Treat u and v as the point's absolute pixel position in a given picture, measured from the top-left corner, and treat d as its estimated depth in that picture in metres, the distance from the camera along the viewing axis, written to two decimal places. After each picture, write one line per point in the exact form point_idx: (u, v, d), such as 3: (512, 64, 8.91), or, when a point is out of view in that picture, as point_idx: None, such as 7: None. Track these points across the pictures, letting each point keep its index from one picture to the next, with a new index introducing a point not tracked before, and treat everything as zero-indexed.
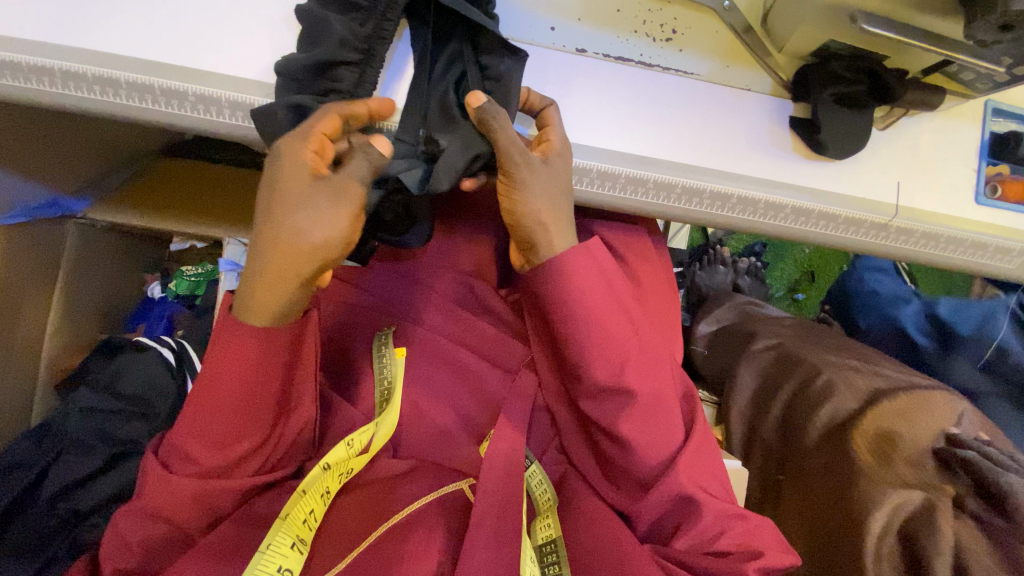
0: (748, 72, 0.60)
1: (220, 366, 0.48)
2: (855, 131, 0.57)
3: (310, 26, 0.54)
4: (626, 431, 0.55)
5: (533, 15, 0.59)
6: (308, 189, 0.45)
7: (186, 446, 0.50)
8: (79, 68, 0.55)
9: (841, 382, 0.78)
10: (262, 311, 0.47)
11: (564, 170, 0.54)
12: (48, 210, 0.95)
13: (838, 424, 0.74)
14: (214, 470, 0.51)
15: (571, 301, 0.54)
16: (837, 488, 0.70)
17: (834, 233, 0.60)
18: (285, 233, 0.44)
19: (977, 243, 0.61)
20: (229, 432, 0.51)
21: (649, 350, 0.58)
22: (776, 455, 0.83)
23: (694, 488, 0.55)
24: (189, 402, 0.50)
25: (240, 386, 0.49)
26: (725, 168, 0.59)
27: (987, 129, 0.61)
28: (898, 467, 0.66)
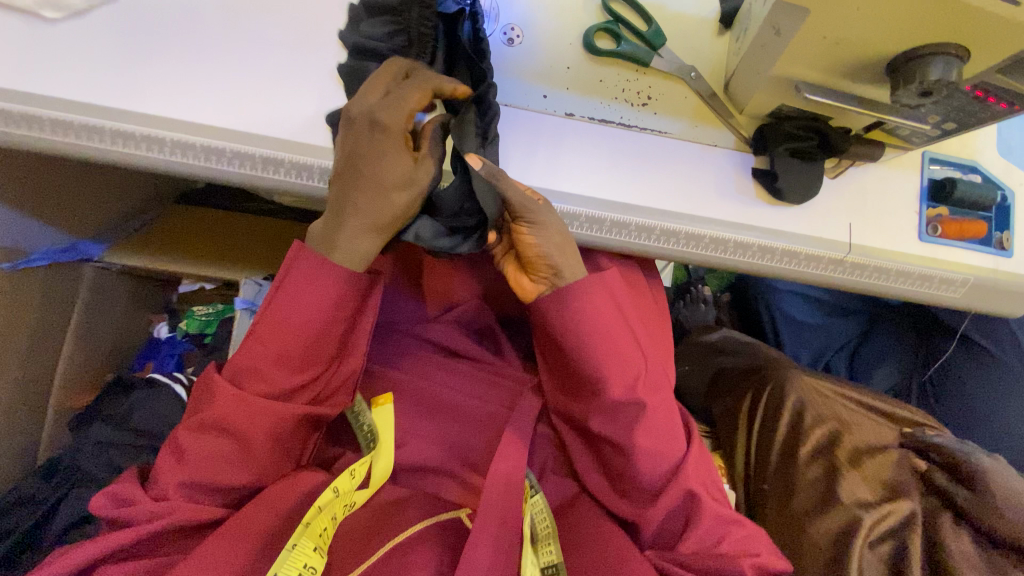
0: (713, 131, 0.70)
1: (306, 291, 0.60)
2: (806, 181, 0.68)
3: (353, 79, 0.64)
4: (641, 437, 0.63)
5: (527, 85, 0.68)
6: (399, 156, 0.58)
7: (262, 367, 0.60)
8: (129, 127, 0.61)
9: (808, 388, 0.88)
10: (355, 255, 0.60)
11: (558, 220, 0.63)
12: (67, 254, 1.00)
13: (821, 438, 0.81)
14: (279, 393, 0.61)
15: (584, 318, 0.64)
16: (825, 494, 0.75)
17: (797, 267, 0.70)
18: (378, 193, 0.58)
19: (923, 275, 0.71)
20: (302, 356, 0.61)
21: (652, 367, 0.66)
22: (756, 467, 0.87)
23: (697, 487, 0.62)
24: (270, 318, 0.60)
25: (324, 318, 0.61)
26: (697, 214, 0.68)
27: (925, 177, 0.73)
28: (873, 484, 0.75)
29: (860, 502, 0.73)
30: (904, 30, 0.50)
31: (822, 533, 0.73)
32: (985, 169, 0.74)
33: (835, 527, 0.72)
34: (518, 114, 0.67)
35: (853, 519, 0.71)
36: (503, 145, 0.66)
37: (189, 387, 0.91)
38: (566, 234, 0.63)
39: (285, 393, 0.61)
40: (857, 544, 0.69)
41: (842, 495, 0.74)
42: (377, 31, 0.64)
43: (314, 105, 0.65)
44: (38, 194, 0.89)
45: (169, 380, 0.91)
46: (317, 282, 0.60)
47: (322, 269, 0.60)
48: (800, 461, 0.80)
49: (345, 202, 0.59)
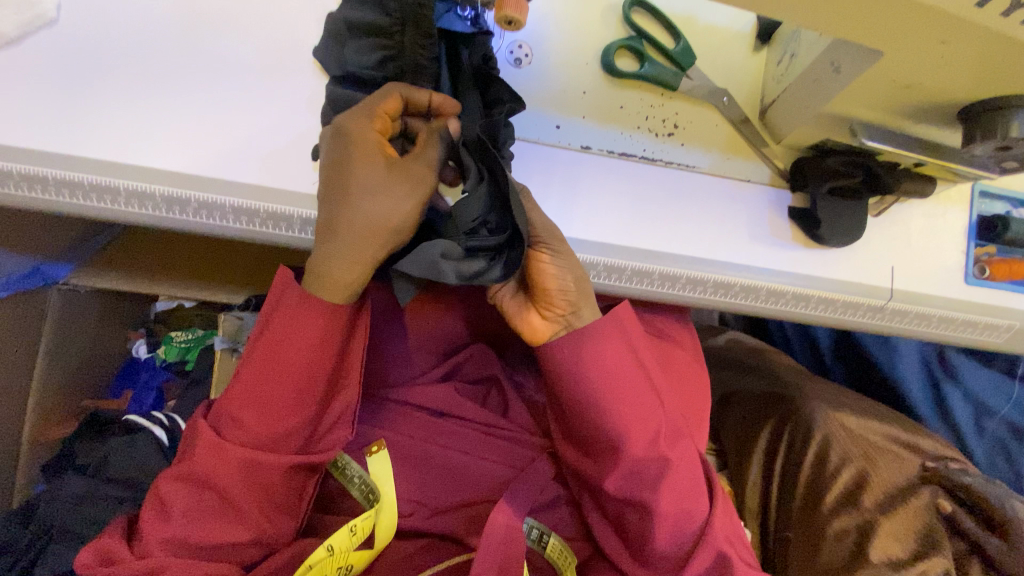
0: (748, 164, 0.62)
1: (286, 331, 0.50)
2: (850, 223, 0.61)
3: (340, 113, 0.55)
4: (663, 498, 0.56)
5: (539, 113, 0.59)
6: (369, 167, 0.47)
7: (241, 413, 0.52)
8: (78, 176, 0.52)
9: (831, 424, 0.80)
10: (342, 289, 0.50)
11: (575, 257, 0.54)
12: (29, 280, 0.89)
13: (848, 481, 0.74)
14: (262, 442, 0.52)
15: (599, 371, 0.54)
16: (853, 550, 0.68)
17: (832, 314, 0.64)
18: (356, 215, 0.47)
19: (967, 321, 0.65)
20: (285, 404, 0.52)
21: (673, 417, 0.59)
22: (783, 514, 0.80)
23: (729, 547, 0.57)
24: (250, 360, 0.52)
25: (306, 355, 0.51)
26: (728, 259, 0.61)
27: (975, 211, 0.66)
28: (905, 536, 0.66)
29: (892, 560, 0.65)
30: (985, 78, 0.43)
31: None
32: None
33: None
34: (527, 149, 0.58)
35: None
36: None
37: (171, 431, 0.87)
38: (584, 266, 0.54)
39: (268, 445, 0.52)
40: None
41: (872, 553, 0.66)
42: (361, 50, 0.54)
43: (296, 144, 0.56)
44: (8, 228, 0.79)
45: (148, 425, 0.86)
46: (299, 312, 0.50)
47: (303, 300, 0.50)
48: (827, 510, 0.73)
49: (329, 227, 0.48)
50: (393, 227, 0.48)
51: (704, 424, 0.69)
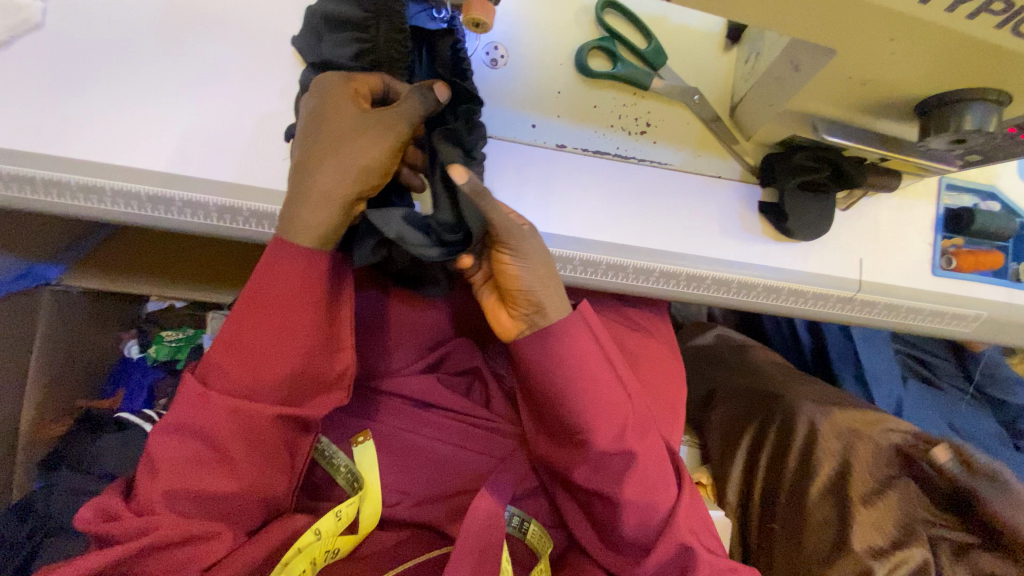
0: (719, 160, 0.64)
1: (276, 280, 0.51)
2: (817, 217, 0.62)
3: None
4: (628, 489, 0.57)
5: (515, 113, 0.61)
6: (346, 116, 0.50)
7: (228, 363, 0.51)
8: (64, 176, 0.54)
9: (819, 419, 0.77)
10: (315, 231, 0.50)
11: (544, 253, 0.55)
12: (22, 281, 0.91)
13: (833, 471, 0.72)
14: (248, 392, 0.51)
15: (566, 364, 0.56)
16: (836, 541, 0.67)
17: (803, 305, 0.65)
18: (331, 156, 0.49)
19: (935, 311, 0.67)
20: (269, 353, 0.51)
21: (641, 410, 0.60)
22: (766, 502, 0.81)
23: (692, 538, 0.57)
24: (237, 311, 0.51)
25: (292, 299, 0.51)
26: (700, 252, 0.62)
27: (941, 205, 0.69)
28: (887, 525, 0.65)
29: (874, 548, 0.64)
30: (935, 73, 0.45)
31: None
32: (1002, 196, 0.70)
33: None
34: (502, 147, 0.60)
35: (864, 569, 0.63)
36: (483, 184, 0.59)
37: None
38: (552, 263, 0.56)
39: (256, 397, 0.52)
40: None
41: (854, 542, 0.65)
42: (341, 53, 0.55)
43: (278, 145, 0.58)
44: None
45: (139, 421, 0.89)
46: (282, 258, 0.50)
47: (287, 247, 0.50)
48: (812, 500, 0.72)
49: (302, 175, 0.50)
50: (364, 167, 0.49)
51: (679, 417, 0.70)
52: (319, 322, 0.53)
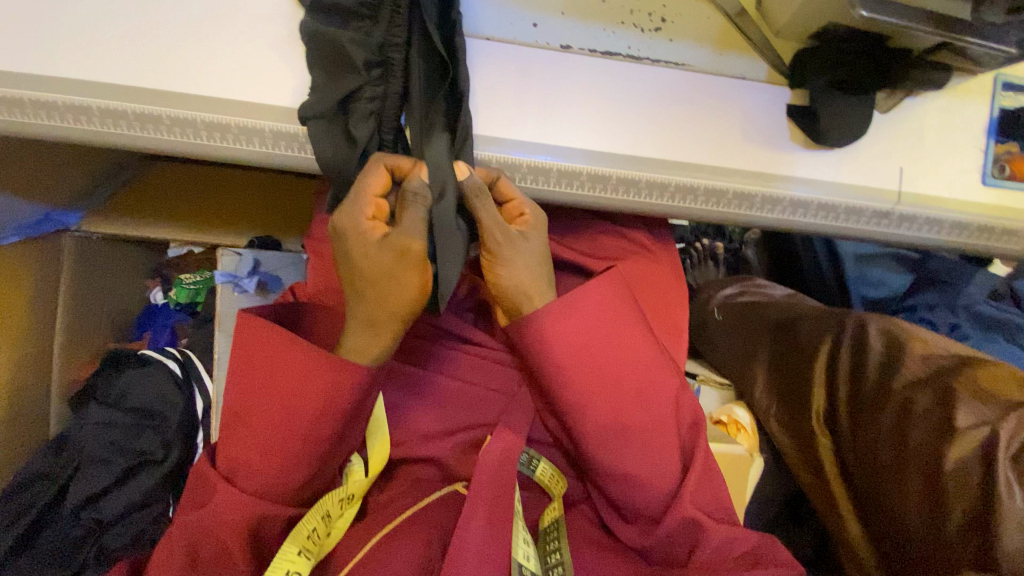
0: (743, 60, 0.58)
1: (288, 387, 0.49)
2: (854, 121, 0.56)
3: (322, 49, 0.52)
4: (632, 462, 0.55)
5: (513, 11, 0.56)
6: (367, 247, 0.47)
7: (250, 463, 0.51)
8: (51, 97, 0.52)
9: (908, 338, 0.64)
10: (355, 348, 0.50)
11: (539, 246, 0.53)
12: (41, 227, 0.91)
13: (927, 368, 0.60)
14: (273, 490, 0.52)
15: (558, 339, 0.52)
16: (940, 423, 0.56)
17: (834, 222, 0.60)
18: (370, 294, 0.48)
19: (984, 226, 0.61)
20: (291, 457, 0.51)
21: (643, 374, 0.55)
22: (852, 420, 0.67)
23: (701, 514, 0.55)
24: (256, 418, 0.51)
25: (310, 405, 0.49)
26: (720, 163, 0.57)
27: (996, 105, 0.61)
28: (1008, 390, 0.54)
29: (984, 418, 0.53)
30: None
31: (952, 472, 0.53)
32: None
33: (965, 462, 0.53)
34: (503, 52, 0.55)
35: (984, 438, 0.52)
36: (477, 90, 0.55)
37: (183, 363, 0.92)
38: (547, 264, 0.54)
39: (276, 497, 0.52)
40: (996, 465, 0.50)
41: (959, 420, 0.54)
42: None
43: (263, 54, 0.54)
44: (23, 175, 0.82)
45: (162, 358, 0.91)
46: (305, 364, 0.49)
47: (313, 356, 0.49)
48: (897, 396, 0.61)
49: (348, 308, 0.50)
50: (399, 299, 0.48)
51: (682, 338, 0.68)
52: (331, 432, 0.51)
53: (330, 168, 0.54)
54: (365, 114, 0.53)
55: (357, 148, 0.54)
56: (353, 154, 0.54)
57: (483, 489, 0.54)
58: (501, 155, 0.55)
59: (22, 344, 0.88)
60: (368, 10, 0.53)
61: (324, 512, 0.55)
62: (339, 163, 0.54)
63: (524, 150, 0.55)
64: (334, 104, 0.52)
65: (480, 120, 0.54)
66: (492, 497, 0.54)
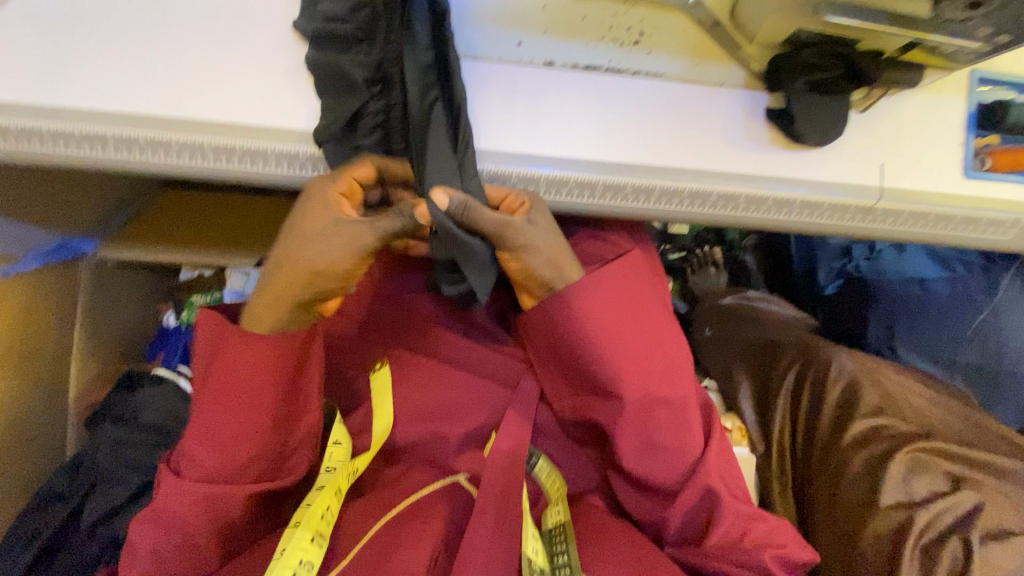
0: (721, 67, 0.61)
1: (227, 365, 0.54)
2: (829, 120, 0.58)
3: (326, 79, 0.56)
4: (656, 438, 0.57)
5: (498, 32, 0.59)
6: (313, 227, 0.51)
7: (198, 451, 0.55)
8: (69, 127, 0.56)
9: (864, 390, 0.76)
10: (273, 325, 0.55)
11: (547, 223, 0.55)
12: (59, 254, 0.95)
13: (868, 433, 0.72)
14: (212, 475, 0.55)
15: (582, 319, 0.55)
16: (869, 490, 0.67)
17: (819, 219, 0.62)
18: (297, 265, 0.52)
19: (968, 218, 0.62)
20: (223, 436, 0.55)
21: (665, 362, 0.57)
22: (804, 463, 0.79)
23: (719, 483, 0.58)
24: (201, 406, 0.55)
25: (249, 379, 0.54)
26: (703, 166, 0.59)
27: (973, 100, 0.63)
28: (935, 474, 0.66)
29: (906, 501, 0.65)
30: None
31: (869, 538, 0.65)
32: None
33: (880, 535, 0.64)
34: (489, 69, 0.59)
35: (899, 520, 0.63)
36: (469, 108, 0.58)
37: (193, 382, 0.97)
38: (563, 242, 0.56)
39: (228, 479, 0.55)
40: (906, 548, 0.61)
41: (885, 497, 0.65)
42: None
43: (263, 78, 0.58)
44: (34, 202, 0.86)
45: (173, 376, 0.97)
46: (230, 348, 0.54)
47: (235, 343, 0.54)
48: (839, 454, 0.73)
49: (274, 270, 0.54)
50: (317, 270, 0.51)
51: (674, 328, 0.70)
52: (275, 401, 0.56)
53: None
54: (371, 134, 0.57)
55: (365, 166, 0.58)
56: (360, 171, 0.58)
57: (483, 488, 0.55)
58: (492, 167, 0.58)
59: (41, 367, 0.92)
60: (365, 34, 0.56)
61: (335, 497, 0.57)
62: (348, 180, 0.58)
63: (514, 161, 0.58)
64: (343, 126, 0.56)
65: (470, 135, 0.57)
66: (491, 492, 0.55)
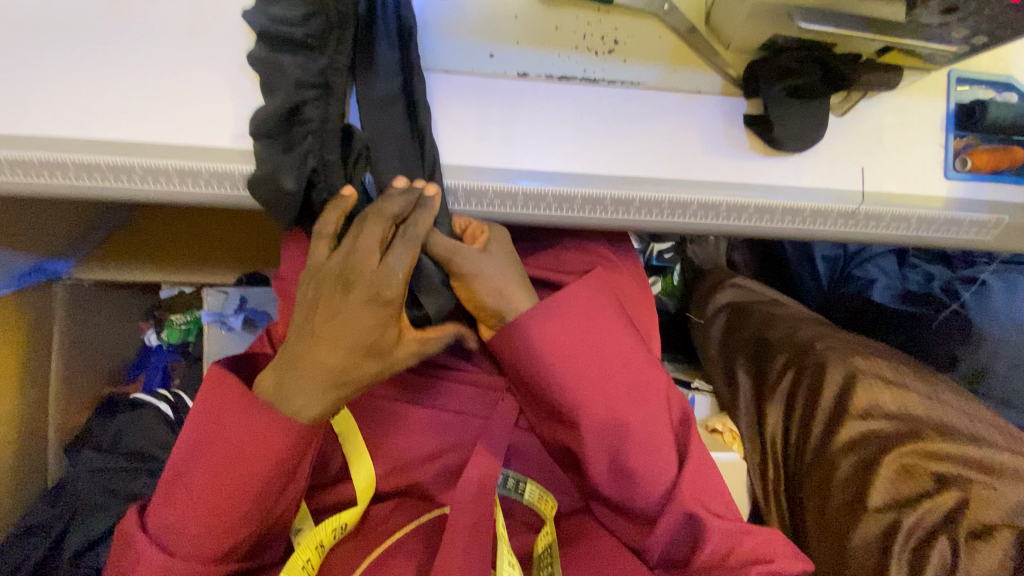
0: (698, 74, 0.60)
1: (228, 451, 0.50)
2: (808, 127, 0.58)
3: (268, 74, 0.52)
4: (631, 459, 0.56)
5: (469, 44, 0.57)
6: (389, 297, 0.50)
7: (183, 528, 0.50)
8: (26, 154, 0.54)
9: (856, 388, 0.76)
10: (310, 406, 0.50)
11: (503, 254, 0.56)
12: (31, 277, 0.92)
13: (860, 434, 0.74)
14: (209, 554, 0.51)
15: (545, 347, 0.54)
16: (857, 495, 0.70)
17: (802, 225, 0.61)
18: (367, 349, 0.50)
19: (949, 219, 0.62)
20: (229, 522, 0.50)
21: (637, 378, 0.56)
22: (795, 460, 0.82)
23: (698, 507, 0.56)
24: (192, 482, 0.50)
25: (250, 467, 0.50)
26: (683, 176, 0.58)
27: (952, 100, 0.62)
28: (920, 475, 0.68)
29: (893, 504, 0.68)
30: None
31: (858, 543, 0.68)
32: (1019, 87, 0.63)
33: (868, 540, 0.68)
34: (461, 82, 0.57)
35: (887, 524, 0.67)
36: (436, 120, 0.56)
37: (176, 405, 0.93)
38: (518, 265, 0.57)
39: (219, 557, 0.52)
40: (894, 551, 0.65)
41: (872, 500, 0.69)
42: (289, 5, 0.52)
43: (226, 97, 0.56)
44: (7, 228, 0.83)
45: (154, 401, 0.93)
46: (250, 428, 0.49)
47: (253, 422, 0.49)
48: (828, 457, 0.75)
49: (319, 351, 0.50)
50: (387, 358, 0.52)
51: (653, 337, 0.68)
52: (281, 481, 0.52)
53: (274, 203, 0.53)
54: (307, 131, 0.53)
55: (301, 161, 0.52)
56: (294, 165, 0.52)
57: (465, 515, 0.54)
58: (466, 183, 0.56)
59: (16, 396, 0.89)
60: (317, 42, 0.53)
61: (316, 550, 0.55)
62: (279, 171, 0.52)
63: (490, 178, 0.56)
64: (279, 116, 0.51)
65: (440, 152, 0.56)
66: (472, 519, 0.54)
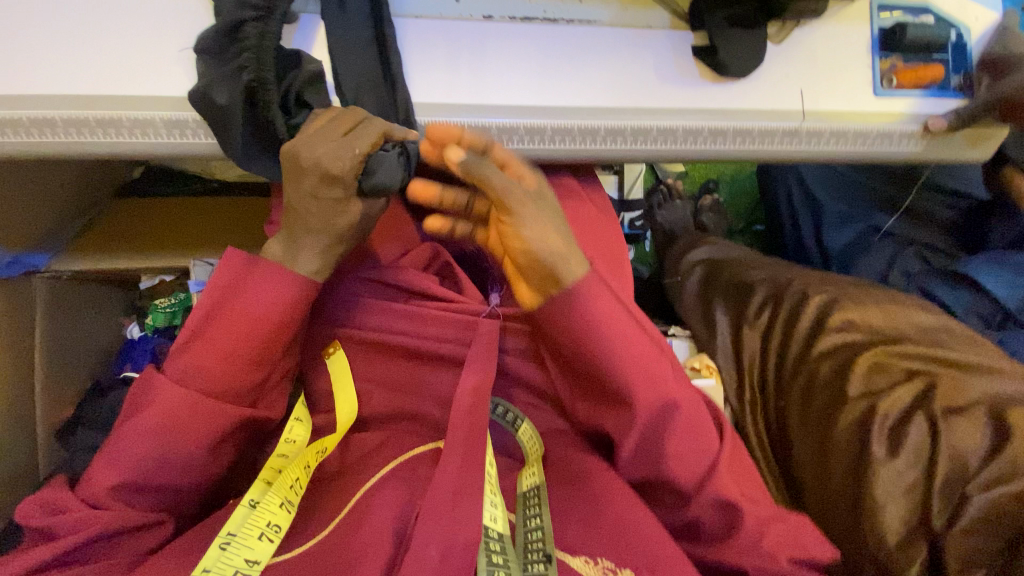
0: (647, 11, 0.65)
1: (244, 298, 0.57)
2: (749, 53, 0.63)
3: None
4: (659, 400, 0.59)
5: None
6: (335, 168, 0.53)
7: (197, 365, 0.56)
8: (14, 114, 0.55)
9: (831, 309, 0.84)
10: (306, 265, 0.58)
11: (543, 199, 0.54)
12: (10, 268, 0.91)
13: (837, 342, 0.80)
14: (218, 395, 0.57)
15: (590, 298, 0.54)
16: (837, 392, 0.76)
17: (752, 145, 0.67)
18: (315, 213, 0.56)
19: (882, 132, 0.69)
20: (241, 359, 0.57)
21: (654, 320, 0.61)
22: (780, 380, 0.86)
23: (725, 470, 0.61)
24: (210, 324, 0.57)
25: (265, 314, 0.57)
26: (642, 104, 0.64)
27: (875, 26, 0.69)
28: (893, 370, 0.73)
29: (870, 393, 0.73)
30: None
31: (841, 437, 0.73)
32: (935, 10, 0.69)
33: (850, 431, 0.72)
34: (429, 27, 0.61)
35: (867, 412, 0.71)
36: (408, 62, 0.60)
37: None
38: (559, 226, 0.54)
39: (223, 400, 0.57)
40: (873, 436, 0.69)
41: (851, 392, 0.74)
42: None
43: None
44: None
45: None
46: (267, 275, 0.57)
47: (267, 272, 0.57)
48: (809, 366, 0.81)
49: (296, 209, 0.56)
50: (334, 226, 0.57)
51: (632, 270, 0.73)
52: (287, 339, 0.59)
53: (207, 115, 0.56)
54: (244, 47, 0.56)
55: (235, 76, 0.56)
56: (228, 80, 0.56)
57: None
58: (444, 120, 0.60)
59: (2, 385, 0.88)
60: None
61: (305, 471, 0.60)
62: (212, 84, 0.55)
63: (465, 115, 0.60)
64: (217, 33, 0.55)
65: (413, 92, 0.60)
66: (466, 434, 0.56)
